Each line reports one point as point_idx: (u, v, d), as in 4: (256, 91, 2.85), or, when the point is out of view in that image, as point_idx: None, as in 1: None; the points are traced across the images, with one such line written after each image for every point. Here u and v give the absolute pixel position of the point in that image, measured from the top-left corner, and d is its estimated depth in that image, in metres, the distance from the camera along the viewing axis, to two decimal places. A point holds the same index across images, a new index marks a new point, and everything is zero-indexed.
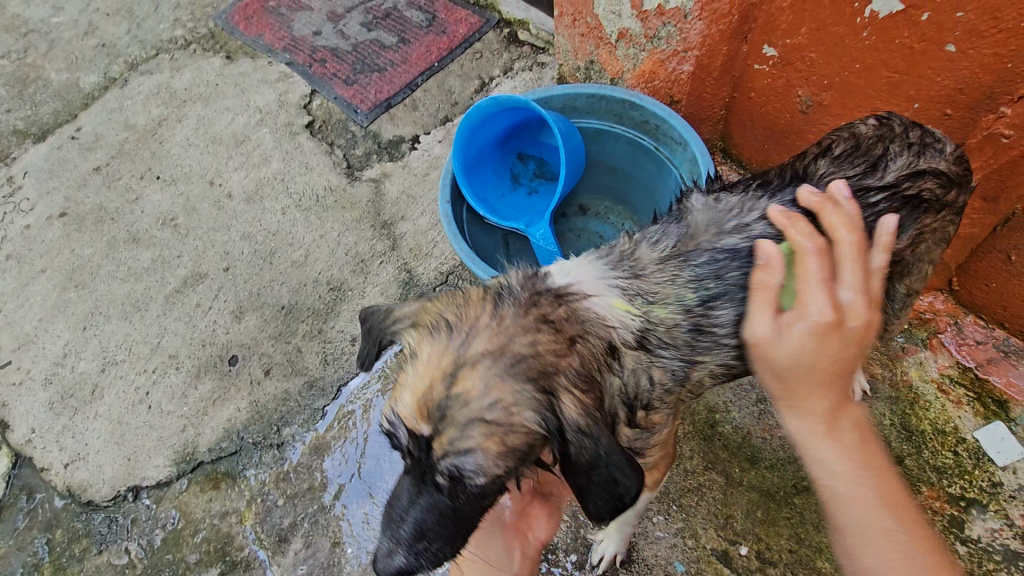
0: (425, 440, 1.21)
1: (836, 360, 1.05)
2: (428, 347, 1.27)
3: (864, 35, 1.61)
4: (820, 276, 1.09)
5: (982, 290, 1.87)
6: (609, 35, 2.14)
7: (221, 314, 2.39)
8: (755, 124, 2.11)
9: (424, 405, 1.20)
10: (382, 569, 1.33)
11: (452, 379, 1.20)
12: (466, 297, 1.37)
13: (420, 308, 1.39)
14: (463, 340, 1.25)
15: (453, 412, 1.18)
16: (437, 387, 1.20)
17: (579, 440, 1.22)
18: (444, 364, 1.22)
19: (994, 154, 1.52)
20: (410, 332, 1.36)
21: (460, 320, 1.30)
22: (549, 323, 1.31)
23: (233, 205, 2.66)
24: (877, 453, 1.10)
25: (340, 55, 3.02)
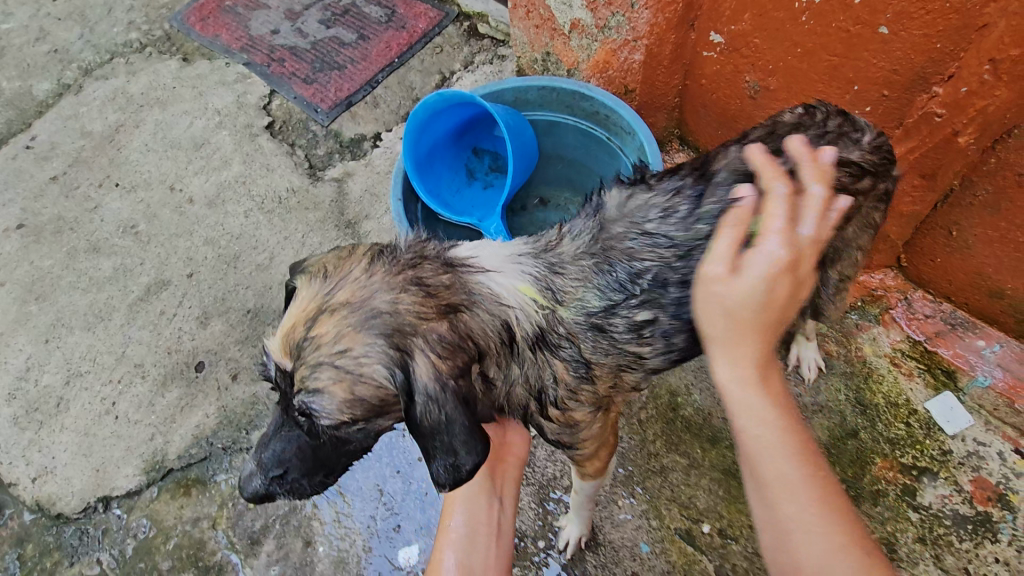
0: (287, 377, 1.29)
1: (783, 300, 1.08)
2: (303, 292, 1.33)
3: (803, 19, 1.64)
4: (780, 217, 1.10)
5: (928, 266, 1.92)
6: (562, 26, 2.17)
7: (186, 321, 2.37)
8: (707, 111, 2.14)
9: (288, 341, 1.28)
10: (244, 488, 1.52)
11: (313, 323, 1.26)
12: (352, 252, 1.40)
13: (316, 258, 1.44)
14: (326, 290, 1.30)
15: (309, 354, 1.24)
16: (299, 326, 1.27)
17: (425, 404, 1.26)
18: (312, 307, 1.28)
19: (929, 132, 1.56)
20: (302, 276, 1.41)
21: (337, 270, 1.34)
22: (425, 288, 1.32)
23: (195, 210, 2.63)
24: (800, 424, 1.11)
25: (299, 53, 2.99)
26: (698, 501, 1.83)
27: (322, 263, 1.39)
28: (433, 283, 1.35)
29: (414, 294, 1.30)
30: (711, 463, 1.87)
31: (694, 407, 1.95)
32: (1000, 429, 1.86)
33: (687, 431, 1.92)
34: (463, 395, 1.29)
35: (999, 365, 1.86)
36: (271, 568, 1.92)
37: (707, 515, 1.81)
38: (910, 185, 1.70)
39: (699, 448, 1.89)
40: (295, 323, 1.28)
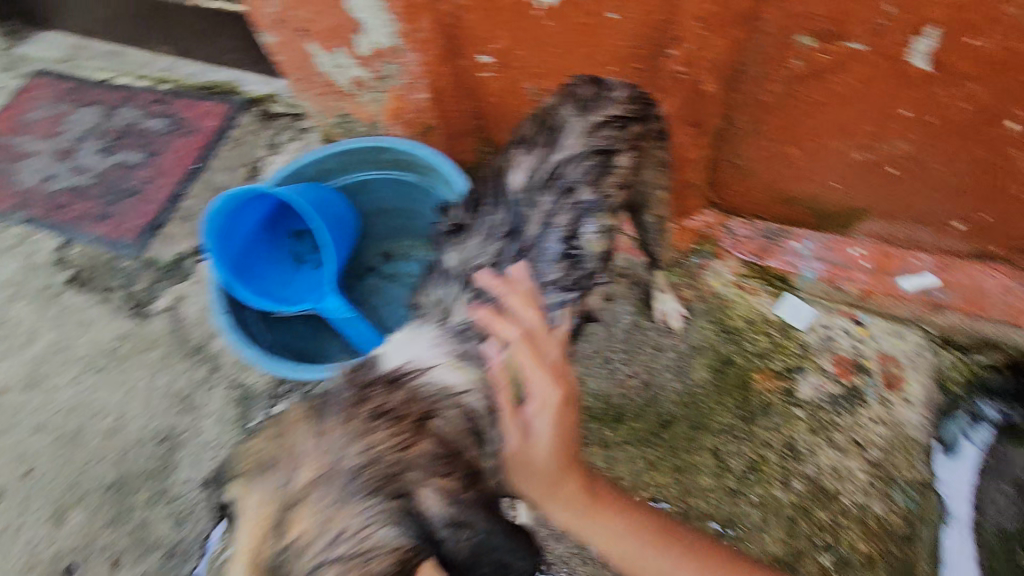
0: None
1: (570, 432, 1.36)
2: (255, 495, 1.16)
3: (548, 24, 1.78)
4: (539, 366, 1.38)
5: (732, 197, 2.15)
6: (345, 87, 2.25)
7: (37, 526, 2.05)
8: (506, 124, 2.25)
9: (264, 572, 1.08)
10: None
11: (283, 526, 1.09)
12: (291, 419, 1.31)
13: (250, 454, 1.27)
14: (288, 481, 1.16)
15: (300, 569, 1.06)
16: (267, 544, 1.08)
17: (455, 534, 1.18)
18: (272, 514, 1.11)
19: (681, 87, 1.75)
20: (235, 484, 1.22)
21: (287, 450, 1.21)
22: (388, 416, 1.30)
23: (11, 398, 2.29)
24: (622, 507, 1.45)
25: (83, 192, 2.74)
26: (625, 478, 1.94)
27: (262, 451, 1.24)
28: (393, 407, 1.33)
29: (383, 428, 1.27)
30: (625, 439, 2.00)
31: (592, 395, 2.06)
32: (838, 309, 2.13)
33: (594, 420, 2.03)
34: (483, 499, 1.29)
35: (817, 258, 2.11)
36: None
37: (637, 489, 1.93)
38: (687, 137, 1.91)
39: (609, 430, 2.01)
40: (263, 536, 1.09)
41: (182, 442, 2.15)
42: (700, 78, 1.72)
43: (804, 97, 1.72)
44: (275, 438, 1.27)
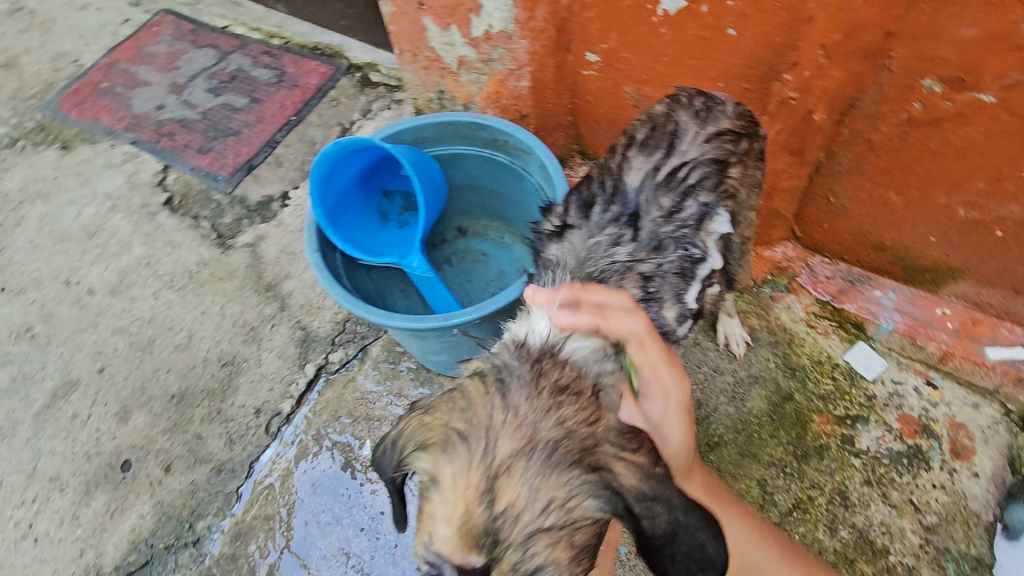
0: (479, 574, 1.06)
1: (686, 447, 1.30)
2: (447, 466, 1.16)
3: (662, 31, 1.79)
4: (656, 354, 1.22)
5: (818, 231, 2.11)
6: (450, 65, 2.27)
7: (104, 419, 2.22)
8: (600, 123, 2.26)
9: (470, 537, 1.06)
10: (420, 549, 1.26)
11: (492, 496, 1.09)
12: (466, 397, 1.28)
13: (428, 424, 1.27)
14: (484, 453, 1.14)
15: (508, 536, 1.06)
16: (477, 508, 1.08)
17: (648, 509, 1.11)
18: (475, 483, 1.11)
19: (790, 114, 1.74)
20: (420, 456, 1.23)
21: (475, 432, 1.18)
22: (569, 391, 1.26)
23: (96, 300, 2.47)
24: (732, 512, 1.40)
25: (189, 124, 2.91)
26: None
27: (445, 429, 1.22)
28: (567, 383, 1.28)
29: (567, 404, 1.24)
30: None
31: None
32: (911, 365, 2.06)
33: None
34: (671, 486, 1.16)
35: (897, 309, 2.06)
36: None
37: None
38: (800, 160, 1.86)
39: None
40: (470, 505, 1.09)
41: (243, 369, 2.28)
42: (811, 109, 1.69)
43: (926, 174, 1.71)
44: (459, 410, 1.25)
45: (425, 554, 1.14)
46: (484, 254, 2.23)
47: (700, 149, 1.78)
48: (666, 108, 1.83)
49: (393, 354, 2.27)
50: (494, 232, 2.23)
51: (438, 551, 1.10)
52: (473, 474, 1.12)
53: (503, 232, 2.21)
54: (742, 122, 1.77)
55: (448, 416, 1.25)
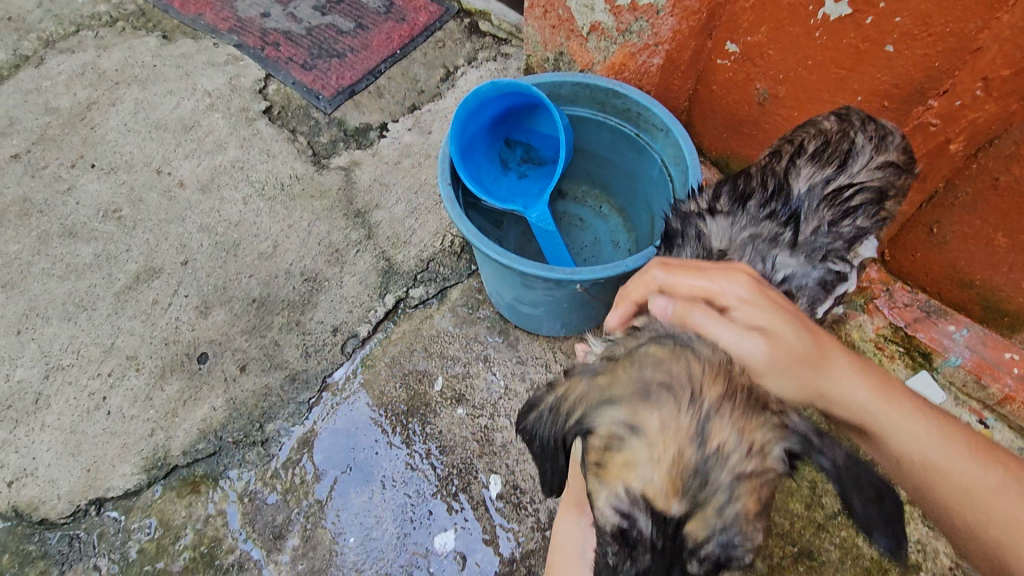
0: (676, 520, 1.14)
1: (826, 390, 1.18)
2: (652, 417, 1.21)
3: (816, 35, 1.81)
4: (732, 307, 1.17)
5: (908, 260, 2.15)
6: (580, 27, 2.27)
7: (184, 310, 2.24)
8: (716, 114, 2.30)
9: (680, 482, 1.15)
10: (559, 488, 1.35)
11: (703, 440, 1.17)
12: (656, 353, 1.29)
13: (609, 381, 1.32)
14: (691, 398, 1.20)
15: (718, 478, 1.15)
16: (690, 454, 1.16)
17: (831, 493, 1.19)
18: (684, 427, 1.18)
19: (925, 140, 1.79)
20: (612, 407, 1.27)
21: (676, 380, 1.22)
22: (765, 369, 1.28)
23: (186, 194, 2.49)
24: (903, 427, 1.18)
25: (294, 38, 2.90)
26: None
27: (638, 382, 1.26)
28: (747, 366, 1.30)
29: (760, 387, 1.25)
30: None
31: None
32: (967, 403, 2.12)
33: None
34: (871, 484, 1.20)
35: (967, 347, 2.07)
36: (297, 564, 1.85)
37: None
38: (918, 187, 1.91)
39: None
40: (681, 451, 1.16)
41: (324, 287, 2.30)
42: (948, 137, 1.74)
43: None
44: (643, 364, 1.28)
45: (619, 503, 1.20)
46: (581, 219, 2.27)
47: (870, 174, 1.72)
48: (837, 125, 1.76)
49: (471, 301, 2.30)
50: (592, 200, 2.28)
51: (644, 495, 1.17)
52: (682, 422, 1.18)
53: (603, 202, 2.25)
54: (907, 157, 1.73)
55: (636, 370, 1.28)
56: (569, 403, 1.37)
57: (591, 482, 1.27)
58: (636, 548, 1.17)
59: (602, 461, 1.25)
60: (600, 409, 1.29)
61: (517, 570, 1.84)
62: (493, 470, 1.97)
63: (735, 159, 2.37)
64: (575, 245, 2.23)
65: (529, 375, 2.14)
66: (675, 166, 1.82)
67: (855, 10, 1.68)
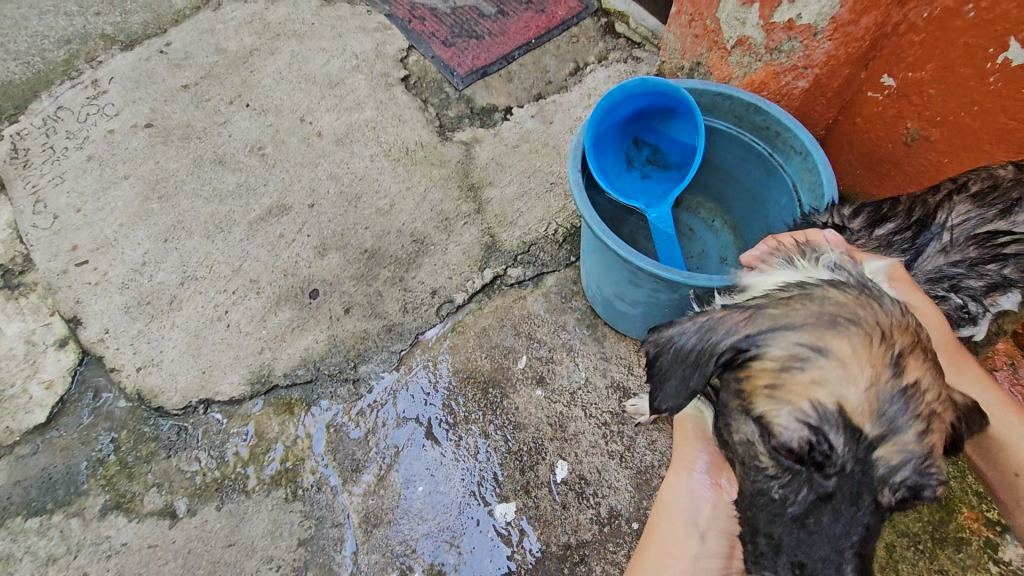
0: (867, 443, 1.16)
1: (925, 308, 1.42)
2: (844, 344, 1.20)
3: (990, 80, 1.71)
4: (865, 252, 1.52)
5: None
6: (726, 40, 2.25)
7: (304, 248, 2.44)
8: (852, 148, 2.21)
9: (879, 405, 1.16)
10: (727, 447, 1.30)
11: (899, 367, 1.17)
12: (836, 293, 1.28)
13: (784, 309, 1.29)
14: (881, 330, 1.20)
15: (915, 408, 1.17)
16: (886, 377, 1.17)
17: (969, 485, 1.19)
18: (879, 355, 1.18)
19: None
20: (791, 333, 1.26)
21: (863, 317, 1.22)
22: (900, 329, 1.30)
23: (322, 144, 2.70)
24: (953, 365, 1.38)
25: (439, 15, 3.06)
26: None
27: (821, 313, 1.25)
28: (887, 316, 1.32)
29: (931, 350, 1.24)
30: None
31: None
32: None
33: None
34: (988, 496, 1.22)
35: None
36: (367, 498, 1.97)
37: None
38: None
39: None
40: (877, 373, 1.17)
41: (430, 251, 2.43)
42: None
43: None
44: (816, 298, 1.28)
45: (805, 420, 1.20)
46: (690, 230, 2.26)
47: None
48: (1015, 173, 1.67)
49: (565, 291, 2.35)
50: (705, 212, 2.26)
51: (839, 408, 1.18)
52: (876, 345, 1.18)
53: (717, 216, 2.23)
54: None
55: (815, 305, 1.27)
56: (723, 329, 1.36)
57: (762, 403, 1.25)
58: (826, 469, 1.17)
59: (779, 381, 1.24)
60: (775, 337, 1.27)
61: (570, 556, 1.87)
62: (562, 455, 2.02)
63: (864, 197, 2.27)
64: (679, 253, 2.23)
65: (610, 372, 2.16)
66: (808, 190, 1.78)
67: None
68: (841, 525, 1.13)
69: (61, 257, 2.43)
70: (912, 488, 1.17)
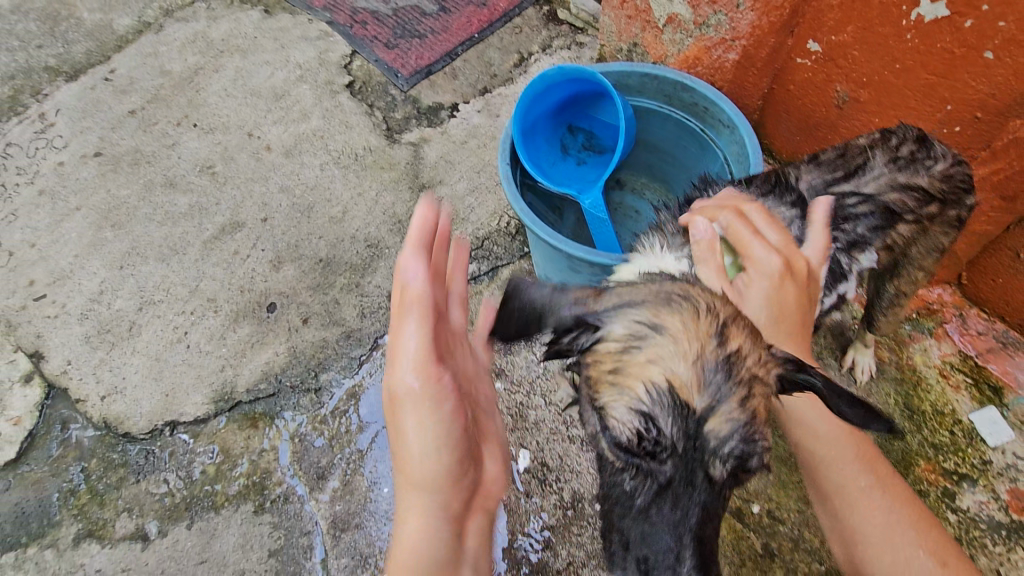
0: (696, 418, 1.22)
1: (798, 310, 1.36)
2: (673, 319, 1.31)
3: (907, 37, 1.71)
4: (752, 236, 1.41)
5: (987, 285, 2.00)
6: (657, 19, 2.24)
7: (259, 263, 2.45)
8: (789, 116, 2.22)
9: (702, 377, 1.24)
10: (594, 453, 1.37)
11: (723, 339, 1.27)
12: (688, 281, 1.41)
13: (627, 291, 1.43)
14: (707, 308, 1.31)
15: (733, 387, 1.24)
16: (711, 348, 1.26)
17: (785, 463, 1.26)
18: (707, 329, 1.28)
19: (1019, 155, 1.65)
20: (631, 312, 1.36)
21: (693, 296, 1.34)
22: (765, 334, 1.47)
23: (272, 157, 2.70)
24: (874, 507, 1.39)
25: (381, 18, 3.05)
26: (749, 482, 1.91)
27: (659, 293, 1.38)
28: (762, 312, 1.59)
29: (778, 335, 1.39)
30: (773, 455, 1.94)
31: None
32: None
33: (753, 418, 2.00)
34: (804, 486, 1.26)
35: None
36: (335, 504, 2.00)
37: (757, 497, 1.89)
38: (1005, 205, 1.77)
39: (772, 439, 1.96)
40: (702, 347, 1.26)
41: (385, 255, 2.44)
42: None
43: None
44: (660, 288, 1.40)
45: (640, 403, 1.26)
46: (637, 212, 2.27)
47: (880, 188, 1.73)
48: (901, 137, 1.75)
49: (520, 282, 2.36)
50: (651, 193, 2.27)
51: (670, 385, 1.25)
52: (703, 319, 1.29)
53: (662, 196, 2.24)
54: (944, 185, 1.71)
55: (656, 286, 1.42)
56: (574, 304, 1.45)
57: (604, 388, 1.32)
58: (659, 455, 1.24)
59: (619, 364, 1.31)
60: (616, 316, 1.37)
61: (536, 543, 1.90)
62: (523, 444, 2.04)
63: None
64: (627, 235, 2.24)
65: None
66: (737, 165, 1.78)
67: (952, 13, 1.58)
68: (680, 511, 1.22)
69: (18, 293, 2.44)
70: (740, 459, 1.24)
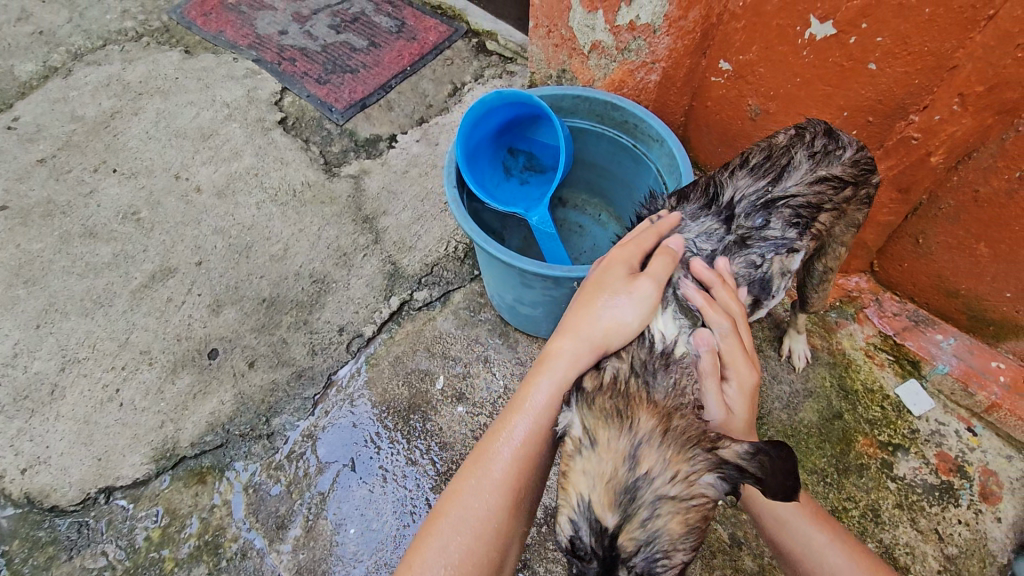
0: (610, 532, 1.14)
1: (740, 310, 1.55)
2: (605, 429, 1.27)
3: (804, 54, 1.92)
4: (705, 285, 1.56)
5: (896, 270, 2.21)
6: (582, 46, 2.38)
7: (196, 308, 2.33)
8: (710, 130, 2.41)
9: (616, 492, 1.17)
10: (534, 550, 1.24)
11: (635, 460, 1.20)
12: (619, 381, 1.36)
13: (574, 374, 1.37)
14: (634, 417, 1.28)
15: (647, 494, 1.16)
16: (625, 468, 1.20)
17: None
18: (622, 447, 1.23)
19: (907, 153, 1.85)
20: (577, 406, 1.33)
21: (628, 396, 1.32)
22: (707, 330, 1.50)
23: (202, 198, 2.60)
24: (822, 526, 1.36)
25: (309, 55, 3.04)
26: None
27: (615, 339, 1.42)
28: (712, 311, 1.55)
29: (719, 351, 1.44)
30: None
31: None
32: (955, 410, 2.13)
33: None
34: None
35: (954, 354, 2.13)
36: (297, 553, 1.89)
37: None
38: (902, 198, 1.98)
39: None
40: (617, 463, 1.21)
41: (332, 289, 2.39)
42: (927, 151, 1.81)
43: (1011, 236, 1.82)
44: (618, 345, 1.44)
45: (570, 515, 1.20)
46: (580, 227, 2.36)
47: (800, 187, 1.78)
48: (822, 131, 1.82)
49: (473, 304, 2.37)
50: (592, 208, 2.37)
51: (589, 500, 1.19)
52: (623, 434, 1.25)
53: (602, 210, 2.35)
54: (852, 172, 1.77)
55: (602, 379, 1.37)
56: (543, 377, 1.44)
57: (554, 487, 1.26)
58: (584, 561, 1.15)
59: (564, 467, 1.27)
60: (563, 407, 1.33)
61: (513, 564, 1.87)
62: None
63: None
64: (574, 250, 2.33)
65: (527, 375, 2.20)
66: (670, 176, 1.90)
67: (838, 31, 1.79)
68: None
69: None
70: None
